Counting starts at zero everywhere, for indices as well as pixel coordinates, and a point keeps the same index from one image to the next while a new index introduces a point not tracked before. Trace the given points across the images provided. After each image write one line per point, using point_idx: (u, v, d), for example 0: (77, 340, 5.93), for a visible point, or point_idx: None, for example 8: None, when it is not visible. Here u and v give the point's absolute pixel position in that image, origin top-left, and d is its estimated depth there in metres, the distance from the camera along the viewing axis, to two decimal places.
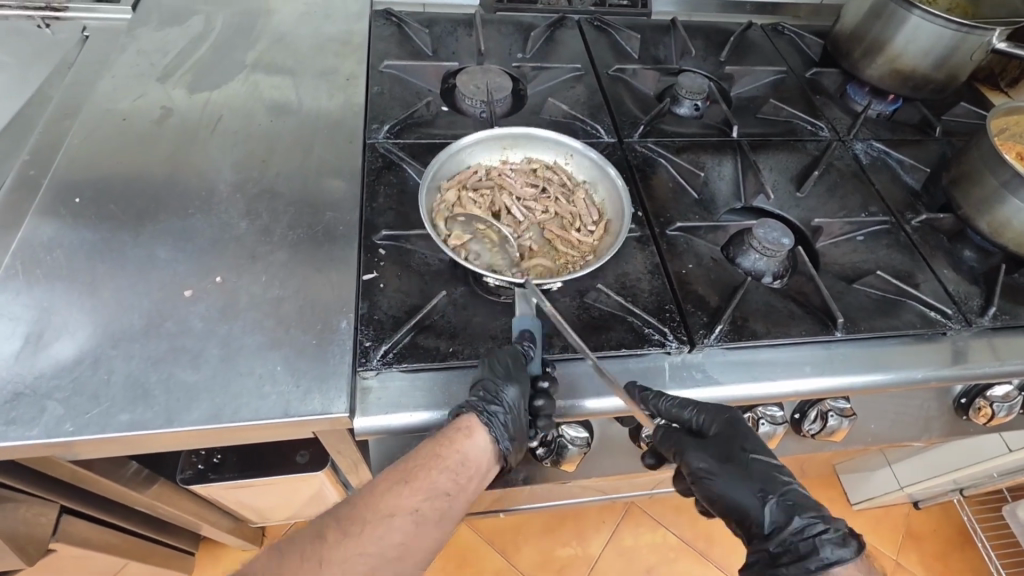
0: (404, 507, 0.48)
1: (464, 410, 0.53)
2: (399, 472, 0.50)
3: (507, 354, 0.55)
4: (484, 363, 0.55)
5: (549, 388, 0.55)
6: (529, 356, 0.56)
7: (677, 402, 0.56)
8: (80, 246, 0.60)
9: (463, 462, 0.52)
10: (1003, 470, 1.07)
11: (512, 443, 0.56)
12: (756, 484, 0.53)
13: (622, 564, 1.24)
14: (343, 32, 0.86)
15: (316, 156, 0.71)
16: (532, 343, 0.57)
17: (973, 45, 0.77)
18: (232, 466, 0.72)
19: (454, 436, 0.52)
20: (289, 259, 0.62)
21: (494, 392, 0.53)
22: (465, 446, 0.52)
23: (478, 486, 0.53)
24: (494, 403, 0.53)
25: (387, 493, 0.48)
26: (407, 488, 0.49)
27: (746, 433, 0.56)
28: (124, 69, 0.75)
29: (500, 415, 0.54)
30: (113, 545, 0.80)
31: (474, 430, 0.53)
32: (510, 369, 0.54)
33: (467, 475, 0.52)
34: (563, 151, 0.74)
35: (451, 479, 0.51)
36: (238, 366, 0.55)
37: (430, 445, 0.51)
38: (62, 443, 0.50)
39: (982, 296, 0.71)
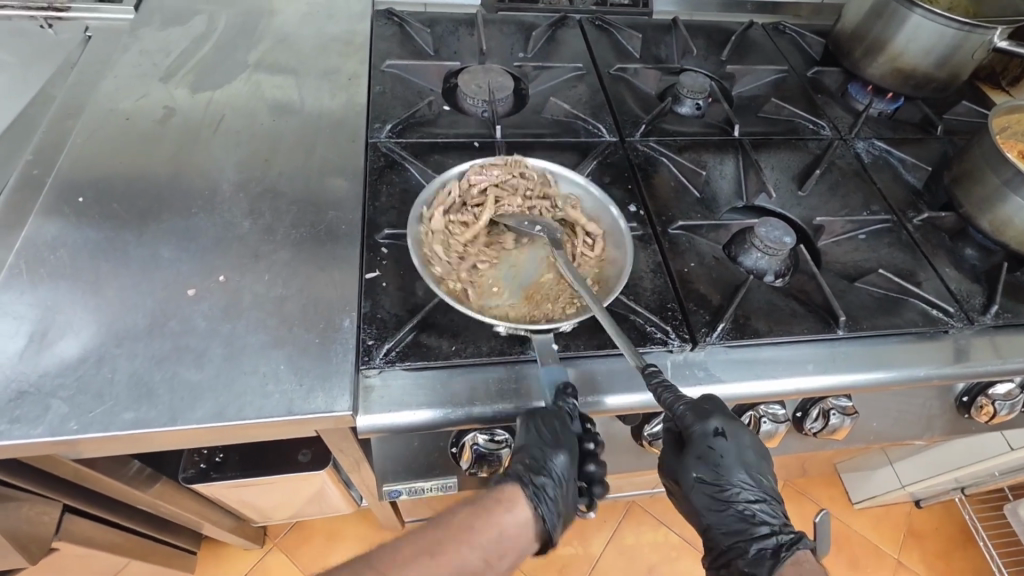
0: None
1: (509, 479, 0.53)
2: (428, 543, 0.50)
3: (552, 416, 0.53)
4: (529, 425, 0.53)
5: (594, 450, 0.54)
6: (574, 415, 0.53)
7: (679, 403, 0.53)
8: (84, 245, 0.60)
9: (501, 540, 0.51)
10: (1005, 468, 1.07)
11: (559, 519, 0.53)
12: (703, 504, 0.56)
13: (624, 563, 1.24)
14: (345, 31, 0.86)
15: (319, 156, 0.72)
16: (573, 397, 0.54)
17: (974, 43, 0.77)
18: (234, 464, 0.72)
19: (495, 506, 0.52)
20: (292, 258, 0.62)
21: (541, 463, 0.52)
22: (505, 520, 0.52)
23: (518, 561, 0.52)
24: (540, 474, 0.52)
25: (414, 563, 0.49)
26: (433, 562, 0.49)
27: (711, 452, 0.54)
28: (126, 69, 0.75)
29: (548, 486, 0.53)
30: (117, 544, 0.80)
31: (517, 502, 0.52)
32: (553, 435, 0.52)
33: (506, 552, 0.51)
34: (549, 173, 0.70)
35: (481, 556, 0.50)
36: (242, 365, 0.55)
37: (467, 513, 0.52)
38: (66, 442, 0.50)
39: (983, 294, 0.71)
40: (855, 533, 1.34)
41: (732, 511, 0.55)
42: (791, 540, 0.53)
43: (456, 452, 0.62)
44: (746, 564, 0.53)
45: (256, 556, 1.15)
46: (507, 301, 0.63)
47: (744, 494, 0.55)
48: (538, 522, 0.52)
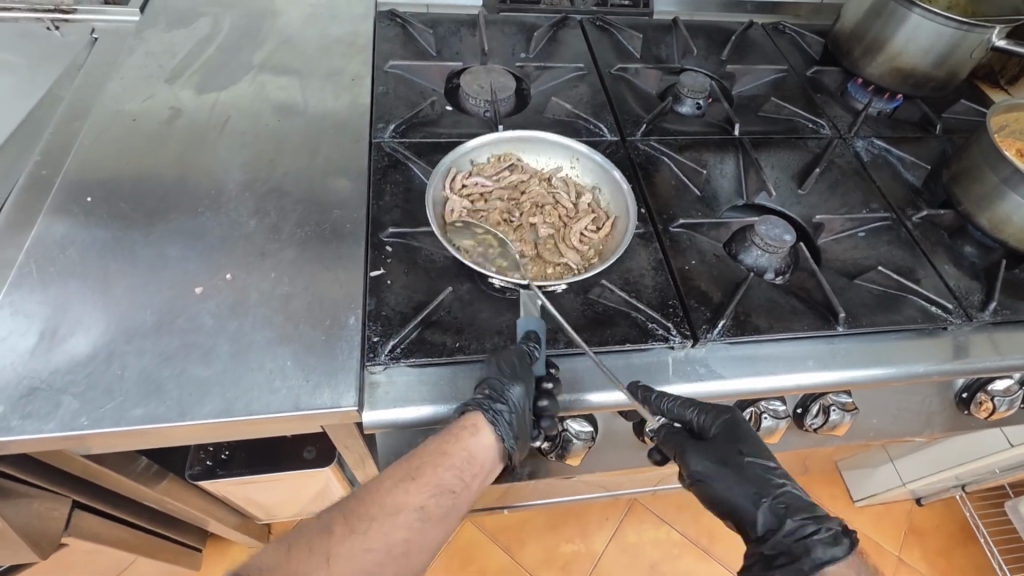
0: (411, 504, 0.49)
1: (470, 407, 0.55)
2: (405, 470, 0.51)
3: (512, 352, 0.55)
4: (489, 362, 0.56)
5: (551, 389, 0.57)
6: (534, 355, 0.56)
7: (681, 405, 0.57)
8: (92, 244, 0.61)
9: (467, 457, 0.53)
10: (1005, 465, 1.08)
11: (514, 440, 0.58)
12: (754, 485, 0.54)
13: (626, 560, 1.25)
14: (348, 32, 0.87)
15: (323, 156, 0.72)
16: (537, 343, 0.57)
17: (973, 43, 0.78)
18: (240, 462, 0.73)
19: (460, 433, 0.54)
20: (297, 257, 0.63)
21: (500, 391, 0.54)
22: (470, 444, 0.53)
23: (483, 481, 0.55)
24: (499, 402, 0.54)
25: (394, 491, 0.49)
26: (413, 485, 0.50)
27: (746, 436, 0.57)
28: (132, 71, 0.76)
29: (503, 414, 0.55)
30: (124, 541, 0.81)
31: (480, 427, 0.54)
32: (514, 368, 0.54)
33: (473, 470, 0.53)
34: (569, 155, 0.75)
35: (456, 476, 0.52)
36: (249, 362, 0.56)
37: (436, 442, 0.53)
38: (77, 437, 0.51)
39: (982, 292, 0.71)
40: (856, 530, 1.34)
41: (787, 488, 0.54)
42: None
43: None
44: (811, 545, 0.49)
45: None
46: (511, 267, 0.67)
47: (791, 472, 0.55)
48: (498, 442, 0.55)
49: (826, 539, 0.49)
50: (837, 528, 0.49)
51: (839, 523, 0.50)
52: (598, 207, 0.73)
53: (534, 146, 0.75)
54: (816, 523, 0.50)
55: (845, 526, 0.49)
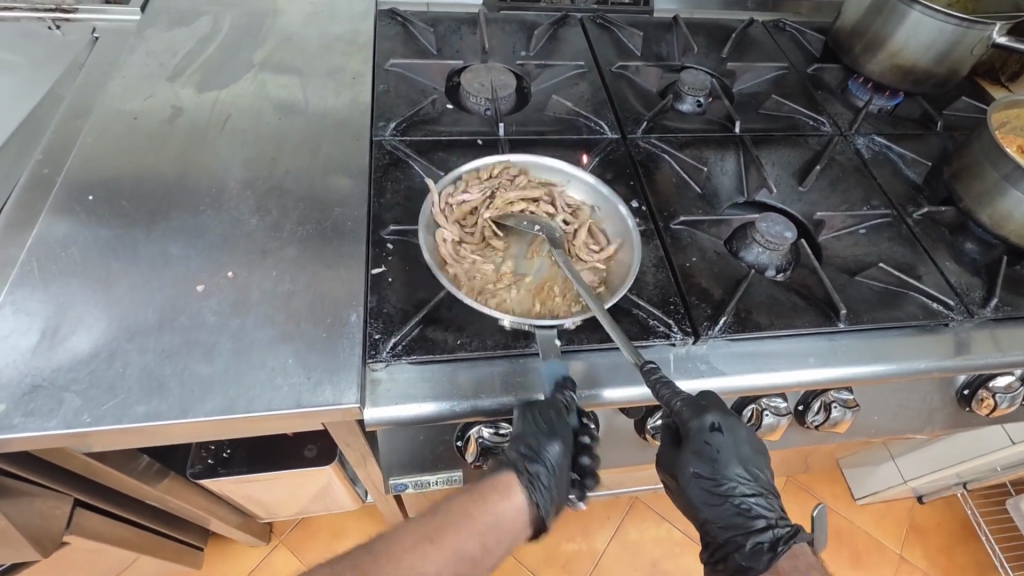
0: (426, 569, 0.50)
1: (509, 469, 0.56)
2: (426, 532, 0.53)
3: (546, 407, 0.55)
4: (523, 416, 0.56)
5: (589, 444, 0.58)
6: (571, 407, 0.55)
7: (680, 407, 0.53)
8: (94, 243, 0.61)
9: (495, 523, 0.53)
10: (1007, 463, 1.08)
11: (552, 507, 0.56)
12: (702, 497, 0.56)
13: (627, 559, 1.25)
14: (348, 31, 0.87)
15: (324, 155, 0.72)
16: (573, 392, 0.56)
17: (973, 39, 0.78)
18: (242, 460, 0.73)
19: (490, 493, 0.55)
20: (298, 255, 0.63)
21: (538, 450, 0.54)
22: (500, 507, 0.54)
23: (508, 550, 0.55)
24: (534, 461, 0.55)
25: (410, 552, 0.51)
26: (432, 549, 0.52)
27: (711, 448, 0.54)
28: (133, 70, 0.76)
29: (541, 475, 0.55)
30: (126, 539, 0.81)
31: (511, 492, 0.55)
32: (551, 426, 0.54)
33: (499, 537, 0.54)
34: (564, 178, 0.73)
35: (479, 542, 0.53)
36: (251, 359, 0.56)
37: (464, 500, 0.54)
38: (80, 434, 0.51)
39: (983, 288, 0.71)
40: (858, 528, 1.34)
41: (730, 505, 0.56)
42: (788, 534, 0.55)
43: (461, 445, 0.63)
44: (744, 556, 0.55)
45: (262, 553, 1.16)
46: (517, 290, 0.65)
47: (739, 488, 0.55)
48: (533, 507, 0.55)
49: (746, 555, 0.55)
50: (764, 543, 0.54)
51: (767, 538, 0.55)
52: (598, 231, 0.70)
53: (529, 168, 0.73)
54: (748, 538, 0.55)
55: (772, 542, 0.54)
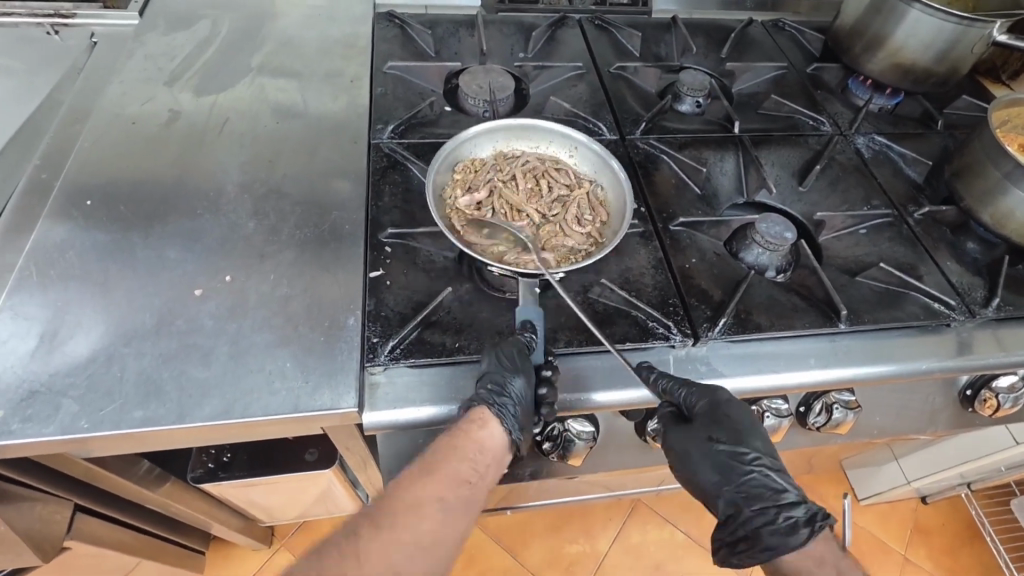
0: (432, 496, 0.49)
1: (474, 403, 0.54)
2: (420, 465, 0.51)
3: (509, 345, 0.55)
4: (490, 355, 0.55)
5: (551, 377, 0.56)
6: (531, 346, 0.56)
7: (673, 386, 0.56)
8: (92, 248, 0.61)
9: (480, 451, 0.53)
10: (1011, 463, 1.07)
11: (521, 432, 0.57)
12: (718, 469, 0.56)
13: (629, 561, 1.25)
14: (347, 34, 0.87)
15: (322, 157, 0.72)
16: (535, 332, 0.57)
17: (974, 38, 0.78)
18: (241, 464, 0.73)
19: (468, 428, 0.53)
20: (297, 259, 0.63)
21: (502, 383, 0.53)
22: (478, 437, 0.53)
23: (494, 472, 0.54)
24: (503, 396, 0.53)
25: (412, 488, 0.50)
26: (433, 480, 0.50)
27: (728, 421, 0.56)
28: (131, 75, 0.76)
29: (510, 406, 0.55)
30: (127, 544, 0.81)
31: (487, 421, 0.54)
32: (515, 363, 0.54)
33: (485, 461, 0.53)
34: (569, 145, 0.74)
35: (472, 467, 0.52)
36: (248, 364, 0.55)
37: (445, 437, 0.53)
38: (77, 440, 0.51)
39: (985, 288, 0.71)
40: (862, 530, 1.33)
41: (754, 475, 0.56)
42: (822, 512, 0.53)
43: None
44: (778, 532, 0.53)
45: (264, 556, 1.16)
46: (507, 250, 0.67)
47: (761, 460, 0.56)
48: (505, 434, 0.55)
49: (780, 530, 0.53)
50: (799, 518, 0.53)
51: (801, 514, 0.53)
52: (597, 199, 0.71)
53: (531, 135, 0.75)
54: (780, 512, 0.54)
55: (808, 518, 0.53)
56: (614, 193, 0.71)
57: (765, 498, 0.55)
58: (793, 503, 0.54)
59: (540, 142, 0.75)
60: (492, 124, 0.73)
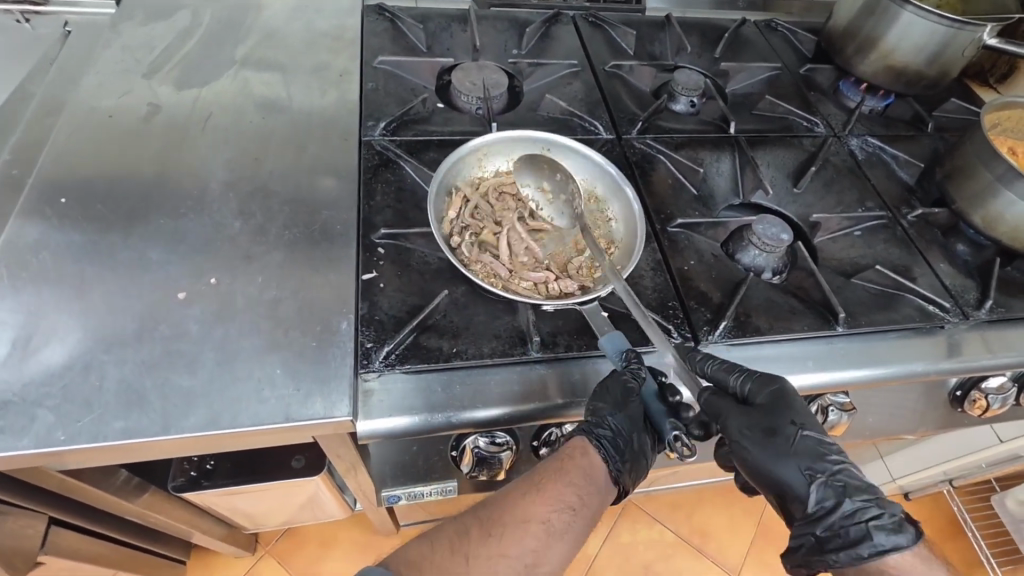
0: (538, 514, 0.50)
1: (577, 432, 0.54)
2: (531, 481, 0.52)
3: (617, 375, 0.54)
4: (598, 389, 0.54)
5: (678, 401, 0.56)
6: (641, 376, 0.54)
7: (718, 365, 0.56)
8: (67, 248, 0.58)
9: (584, 479, 0.52)
10: (994, 460, 1.10)
11: (625, 465, 0.54)
12: (804, 459, 0.50)
13: (619, 562, 1.24)
14: (335, 27, 0.84)
15: (310, 154, 0.70)
16: (640, 361, 0.55)
17: (964, 41, 0.78)
18: (225, 472, 0.71)
19: (573, 455, 0.53)
20: (285, 260, 0.61)
21: (600, 414, 0.53)
22: (586, 465, 0.52)
23: (601, 505, 0.53)
24: (600, 426, 0.53)
25: (522, 502, 0.50)
26: (539, 497, 0.50)
27: (796, 407, 0.53)
28: (108, 66, 0.73)
29: (614, 438, 0.53)
30: (104, 556, 0.78)
31: (588, 450, 0.53)
32: (616, 392, 0.53)
33: (592, 489, 0.52)
34: (543, 149, 0.73)
35: (577, 492, 0.51)
36: (235, 371, 0.53)
37: (554, 461, 0.53)
38: (53, 453, 0.48)
39: (978, 290, 0.71)
40: None
41: (845, 467, 0.50)
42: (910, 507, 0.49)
43: (457, 455, 0.61)
44: (875, 526, 0.47)
45: (247, 563, 1.13)
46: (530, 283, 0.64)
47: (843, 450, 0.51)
48: (607, 468, 0.53)
49: (885, 529, 0.47)
50: (900, 514, 0.48)
51: (901, 509, 0.48)
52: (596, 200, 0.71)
53: (503, 146, 0.72)
54: (878, 505, 0.48)
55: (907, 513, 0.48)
56: (607, 182, 0.71)
57: (862, 492, 0.49)
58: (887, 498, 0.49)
59: (513, 152, 0.73)
60: (466, 147, 0.69)
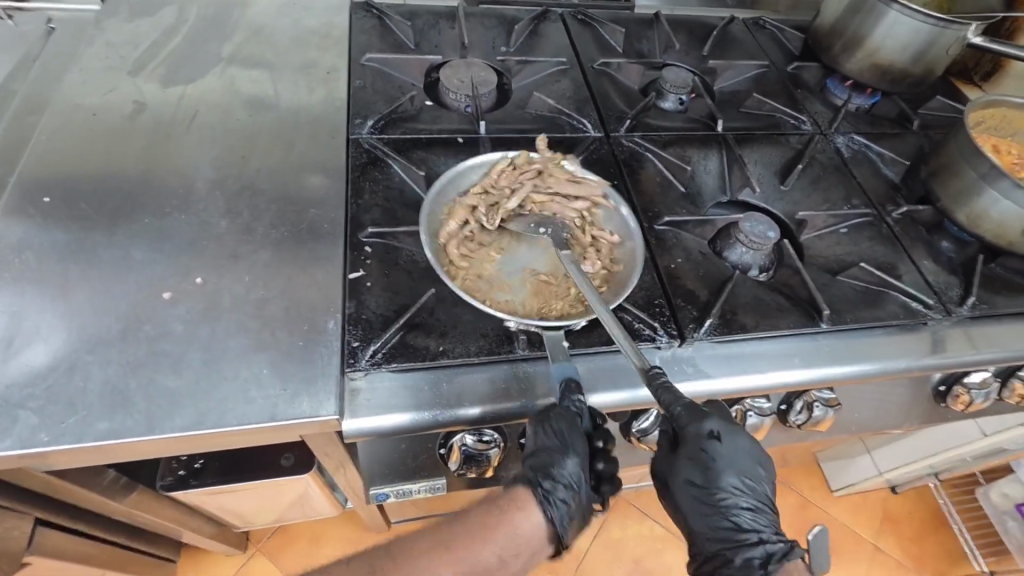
0: (439, 572, 0.50)
1: (521, 485, 0.52)
2: (447, 538, 0.52)
3: (563, 414, 0.52)
4: (538, 430, 0.52)
5: (604, 447, 0.56)
6: (583, 413, 0.53)
7: (671, 397, 0.50)
8: (51, 248, 0.58)
9: (511, 541, 0.51)
10: (977, 454, 1.12)
11: (572, 524, 0.52)
12: (696, 508, 0.52)
13: (611, 556, 1.25)
14: (322, 24, 0.84)
15: (298, 152, 0.70)
16: (580, 394, 0.53)
17: (949, 40, 0.79)
18: (214, 470, 0.70)
19: (507, 509, 0.52)
20: (272, 258, 0.61)
21: (549, 466, 0.51)
22: (519, 524, 0.51)
23: (525, 568, 0.52)
24: (548, 477, 0.51)
25: (428, 559, 0.51)
26: (448, 556, 0.51)
27: (711, 458, 0.51)
28: (92, 62, 0.72)
29: (559, 493, 0.51)
30: (92, 556, 0.77)
31: (529, 506, 0.51)
32: (563, 440, 0.52)
33: (515, 553, 0.51)
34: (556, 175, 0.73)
35: (497, 554, 0.51)
36: (221, 370, 0.53)
37: (482, 513, 0.52)
38: (36, 454, 0.48)
39: (961, 287, 0.72)
40: (835, 520, 1.36)
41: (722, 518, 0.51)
42: (782, 550, 0.51)
43: (444, 453, 0.61)
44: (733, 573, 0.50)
45: (238, 560, 1.13)
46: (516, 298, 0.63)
47: (731, 499, 0.51)
48: (549, 525, 0.51)
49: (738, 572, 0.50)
50: (755, 560, 0.50)
51: (757, 556, 0.50)
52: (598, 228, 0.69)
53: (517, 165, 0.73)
54: (745, 551, 0.50)
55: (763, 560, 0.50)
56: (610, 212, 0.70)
57: (723, 539, 0.51)
58: (753, 545, 0.50)
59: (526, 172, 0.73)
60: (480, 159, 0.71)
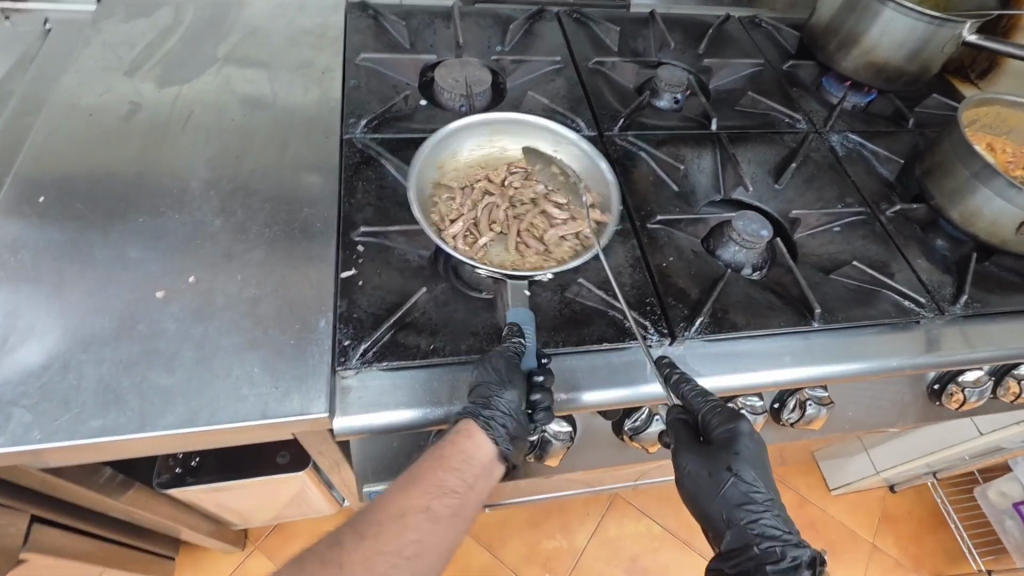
0: (416, 506, 0.50)
1: (462, 415, 0.55)
2: (407, 476, 0.52)
3: (499, 353, 0.54)
4: (479, 368, 0.55)
5: (544, 381, 0.55)
6: (522, 351, 0.54)
7: (695, 392, 0.56)
8: (46, 247, 0.58)
9: (466, 463, 0.54)
10: (975, 453, 1.11)
11: (513, 444, 0.57)
12: (727, 508, 0.55)
13: (608, 555, 1.26)
14: (318, 24, 0.84)
15: (292, 152, 0.70)
16: (521, 337, 0.55)
17: (944, 38, 0.79)
18: (211, 468, 0.71)
19: (455, 438, 0.54)
20: (265, 257, 0.61)
21: (489, 397, 0.54)
22: (468, 449, 0.54)
23: (486, 485, 0.55)
24: (488, 407, 0.54)
25: (399, 495, 0.51)
26: (417, 488, 0.51)
27: (745, 453, 0.56)
28: (89, 63, 0.73)
29: (500, 419, 0.55)
30: (90, 553, 0.78)
31: (473, 433, 0.54)
32: (501, 374, 0.53)
33: (472, 470, 0.54)
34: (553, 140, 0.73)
35: (459, 478, 0.53)
36: (213, 369, 0.53)
37: (431, 451, 0.54)
38: (30, 452, 0.48)
39: (954, 285, 0.72)
40: (832, 518, 1.37)
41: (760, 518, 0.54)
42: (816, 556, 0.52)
43: None
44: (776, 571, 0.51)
45: (238, 557, 1.14)
46: (498, 253, 0.67)
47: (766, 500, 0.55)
48: (494, 446, 0.55)
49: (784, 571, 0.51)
50: (802, 559, 0.52)
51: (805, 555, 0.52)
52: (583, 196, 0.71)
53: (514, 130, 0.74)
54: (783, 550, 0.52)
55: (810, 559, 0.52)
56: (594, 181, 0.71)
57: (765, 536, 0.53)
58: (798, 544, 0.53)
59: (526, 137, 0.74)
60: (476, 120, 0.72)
